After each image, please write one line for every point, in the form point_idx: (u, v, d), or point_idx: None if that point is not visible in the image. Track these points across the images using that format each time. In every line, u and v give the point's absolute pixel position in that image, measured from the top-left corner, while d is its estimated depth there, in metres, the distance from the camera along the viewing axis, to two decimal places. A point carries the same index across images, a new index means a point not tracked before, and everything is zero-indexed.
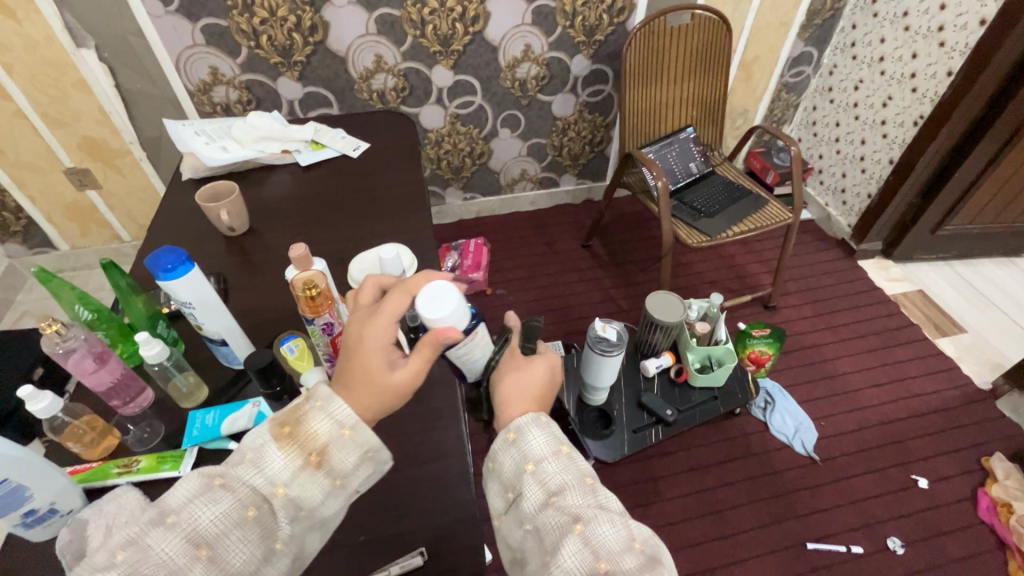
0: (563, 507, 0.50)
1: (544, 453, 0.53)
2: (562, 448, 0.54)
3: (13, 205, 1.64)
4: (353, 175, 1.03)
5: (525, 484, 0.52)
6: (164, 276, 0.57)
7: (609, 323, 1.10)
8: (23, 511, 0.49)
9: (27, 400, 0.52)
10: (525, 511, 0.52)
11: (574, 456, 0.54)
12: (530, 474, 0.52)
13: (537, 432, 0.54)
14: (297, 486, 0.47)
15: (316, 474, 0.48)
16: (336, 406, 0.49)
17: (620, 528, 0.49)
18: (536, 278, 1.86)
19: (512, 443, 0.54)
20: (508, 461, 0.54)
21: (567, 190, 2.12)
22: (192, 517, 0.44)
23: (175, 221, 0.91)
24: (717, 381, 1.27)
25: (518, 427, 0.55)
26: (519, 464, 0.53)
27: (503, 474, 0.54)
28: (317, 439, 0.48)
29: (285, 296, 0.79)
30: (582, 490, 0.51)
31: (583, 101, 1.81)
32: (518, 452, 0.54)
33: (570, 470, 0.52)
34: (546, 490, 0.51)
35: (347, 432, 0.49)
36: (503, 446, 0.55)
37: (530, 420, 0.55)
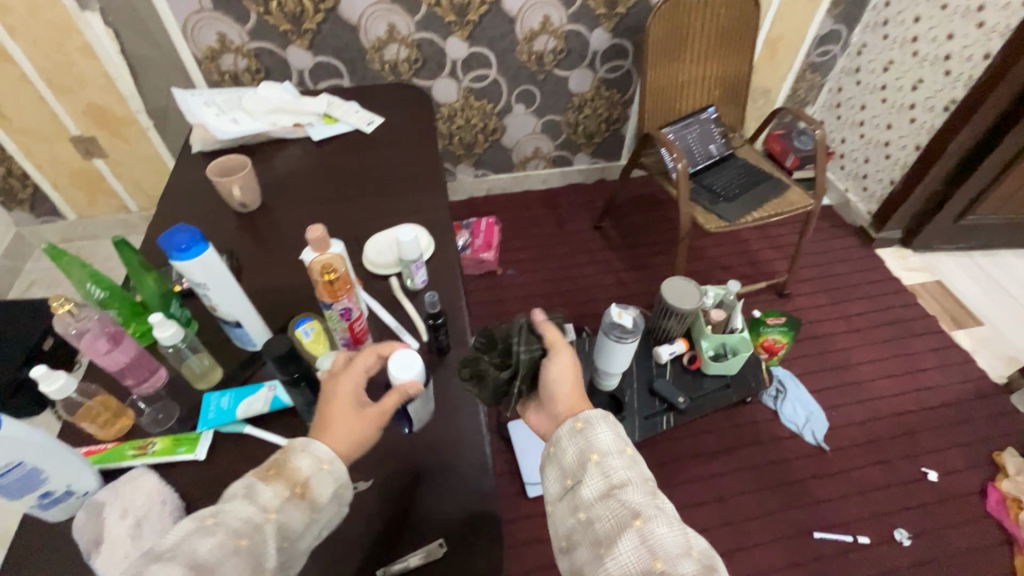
0: (623, 499, 0.49)
1: (611, 448, 0.53)
2: (628, 450, 0.53)
3: (20, 172, 1.62)
4: (366, 151, 1.00)
5: (588, 472, 0.52)
6: (178, 256, 0.55)
7: (625, 310, 1.08)
8: (39, 493, 0.49)
9: (39, 379, 0.51)
10: (581, 499, 0.51)
11: (638, 459, 0.53)
12: (594, 464, 0.52)
13: (606, 428, 0.54)
14: (287, 517, 0.45)
15: (301, 508, 0.46)
16: (315, 444, 0.48)
17: (678, 532, 0.47)
18: (547, 259, 1.83)
19: (580, 431, 0.54)
20: (572, 449, 0.54)
21: (581, 169, 2.07)
22: (187, 549, 0.40)
23: (185, 196, 0.88)
24: (730, 370, 1.25)
25: (586, 417, 0.55)
26: (583, 453, 0.53)
27: (564, 460, 0.54)
28: (300, 470, 0.46)
29: (298, 276, 0.77)
30: (644, 489, 0.50)
31: (601, 77, 1.75)
32: (584, 441, 0.54)
33: (633, 469, 0.52)
34: (607, 483, 0.51)
35: (326, 466, 0.47)
36: (569, 434, 0.54)
37: (598, 415, 0.55)
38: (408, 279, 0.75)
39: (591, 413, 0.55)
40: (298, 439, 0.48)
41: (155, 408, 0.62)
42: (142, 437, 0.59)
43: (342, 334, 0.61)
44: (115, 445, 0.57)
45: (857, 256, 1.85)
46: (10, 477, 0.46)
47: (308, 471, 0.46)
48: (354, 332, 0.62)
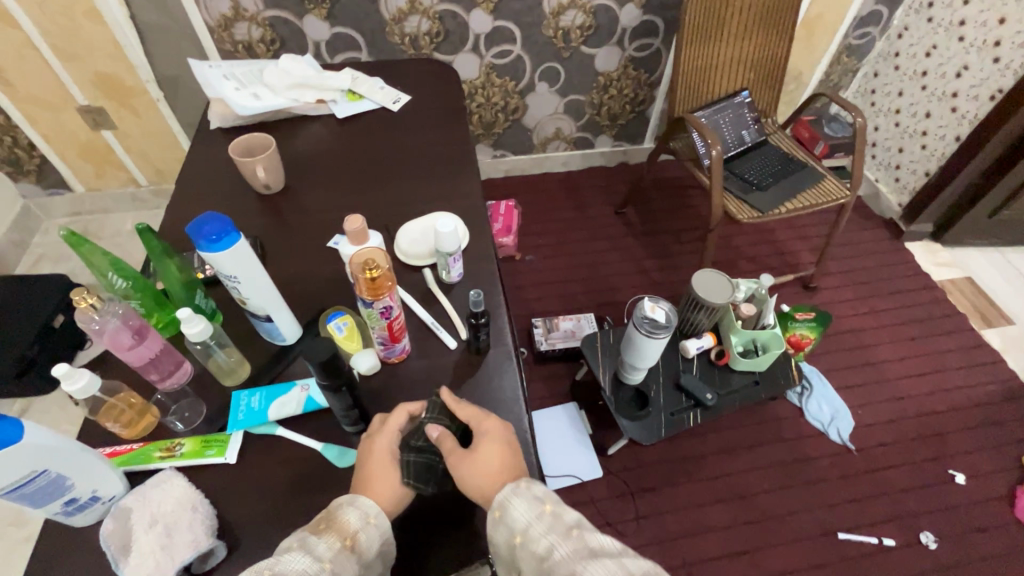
0: (557, 573, 0.45)
1: (528, 521, 0.48)
2: (545, 507, 0.48)
3: (26, 142, 1.56)
4: (393, 131, 0.94)
5: (521, 558, 0.47)
6: (207, 246, 0.51)
7: (657, 304, 1.06)
8: (63, 500, 0.46)
9: (62, 378, 0.48)
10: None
11: (561, 510, 0.49)
12: (520, 548, 0.47)
13: (517, 499, 0.48)
14: (340, 568, 0.44)
15: (351, 560, 0.45)
16: (362, 500, 0.48)
17: (615, 569, 0.43)
18: (566, 245, 1.78)
19: (497, 521, 0.48)
20: (501, 540, 0.49)
21: (602, 151, 2.00)
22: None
23: (204, 175, 0.84)
24: (759, 366, 1.22)
25: (498, 502, 0.48)
26: (508, 540, 0.48)
27: (502, 553, 0.49)
28: (349, 522, 0.47)
29: (326, 265, 0.73)
30: (571, 546, 0.46)
31: (629, 55, 1.68)
32: (504, 528, 0.48)
33: (553, 528, 0.47)
34: (538, 557, 0.46)
35: (373, 519, 0.47)
36: (491, 526, 0.49)
37: (509, 491, 0.49)
38: (444, 272, 0.71)
39: (503, 494, 0.49)
40: (343, 495, 0.49)
41: (181, 406, 0.59)
42: (169, 436, 0.56)
43: (380, 332, 0.57)
44: (141, 445, 0.54)
45: (885, 250, 1.79)
46: (34, 486, 0.43)
47: (357, 525, 0.47)
48: (393, 330, 0.58)
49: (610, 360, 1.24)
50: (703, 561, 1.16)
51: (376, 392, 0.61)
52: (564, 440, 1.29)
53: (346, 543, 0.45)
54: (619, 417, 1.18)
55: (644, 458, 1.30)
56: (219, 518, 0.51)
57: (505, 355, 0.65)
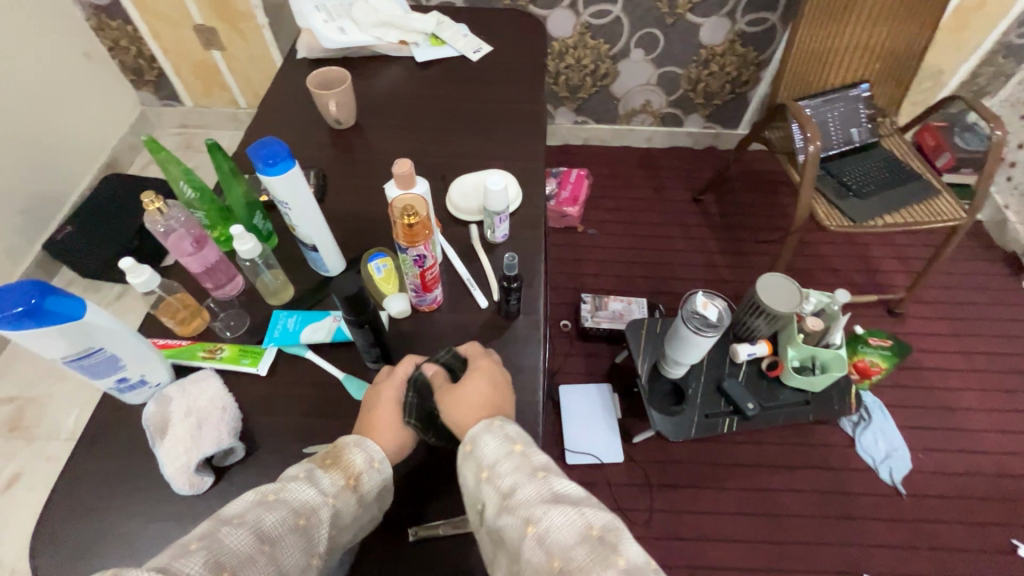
0: (517, 508, 0.45)
1: (497, 458, 0.48)
2: (515, 447, 0.49)
3: (149, 54, 1.70)
4: (468, 81, 0.93)
5: (484, 493, 0.47)
6: (265, 169, 0.53)
7: (712, 301, 1.00)
8: (117, 377, 0.52)
9: (127, 271, 0.53)
10: (488, 521, 0.47)
11: (531, 452, 0.49)
12: (485, 483, 0.47)
13: (489, 437, 0.49)
14: (341, 505, 0.47)
15: (353, 499, 0.48)
16: (368, 443, 0.51)
17: (573, 518, 0.43)
18: (634, 225, 1.71)
19: (468, 455, 0.49)
20: (466, 473, 0.49)
21: (691, 132, 1.89)
22: (254, 518, 0.43)
23: (285, 104, 0.87)
24: (813, 386, 1.14)
25: (472, 436, 0.50)
26: (475, 474, 0.49)
27: (465, 486, 0.50)
28: (354, 464, 0.49)
29: (379, 207, 0.75)
30: (535, 486, 0.46)
31: (739, 29, 1.55)
32: (473, 463, 0.49)
33: (521, 468, 0.48)
34: (500, 494, 0.47)
35: (377, 463, 0.50)
36: (461, 458, 0.50)
37: (481, 428, 0.50)
38: (489, 231, 0.70)
39: (475, 430, 0.50)
40: (350, 436, 0.51)
41: (228, 315, 0.63)
42: (214, 340, 0.61)
43: (412, 280, 0.58)
44: (189, 343, 0.59)
45: (998, 286, 1.57)
46: (93, 359, 0.49)
47: (362, 467, 0.49)
48: (425, 281, 0.59)
49: (652, 349, 1.20)
50: (709, 568, 1.14)
51: (403, 336, 0.63)
52: (591, 420, 1.28)
53: (349, 482, 0.48)
54: (650, 407, 1.16)
55: (671, 454, 1.27)
56: (244, 424, 0.56)
57: (534, 324, 0.64)
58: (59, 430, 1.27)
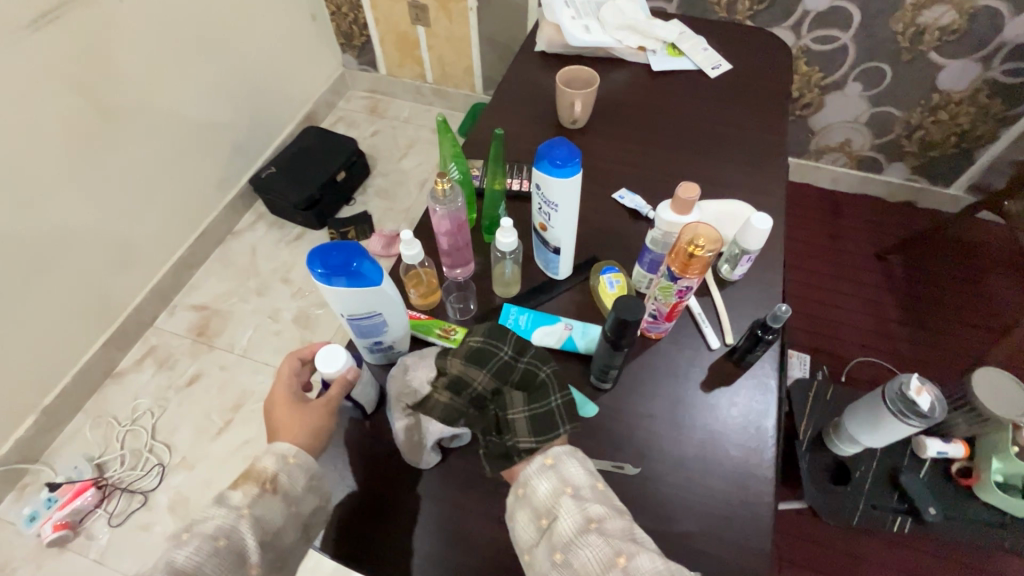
0: (606, 537, 0.42)
1: (582, 482, 0.46)
2: (599, 483, 0.47)
3: (362, 21, 1.84)
4: (701, 98, 0.89)
5: (563, 510, 0.44)
6: (555, 171, 0.53)
7: (926, 387, 0.87)
8: (375, 339, 0.55)
9: (402, 242, 0.56)
10: (559, 542, 0.43)
11: (609, 490, 0.47)
12: (568, 500, 0.45)
13: (576, 462, 0.47)
14: (259, 512, 0.47)
15: (274, 500, 0.48)
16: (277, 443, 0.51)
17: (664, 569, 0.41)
18: (803, 271, 1.57)
19: (549, 468, 0.46)
20: (542, 487, 0.46)
21: (890, 181, 1.68)
22: (164, 562, 0.43)
23: (518, 94, 0.89)
24: (1017, 511, 0.96)
25: (555, 453, 0.47)
26: (554, 489, 0.46)
27: (534, 499, 0.46)
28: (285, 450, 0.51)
29: (605, 216, 0.73)
30: (621, 525, 0.44)
31: (991, 78, 1.35)
32: (555, 478, 0.46)
33: (605, 501, 0.45)
34: (584, 517, 0.44)
35: (295, 453, 0.50)
36: (538, 470, 0.46)
37: (565, 447, 0.48)
38: (726, 266, 0.66)
39: (560, 449, 0.48)
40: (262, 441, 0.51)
41: (459, 297, 0.65)
42: (444, 319, 0.63)
43: (660, 307, 0.56)
44: (427, 317, 0.62)
45: None
46: (367, 322, 0.52)
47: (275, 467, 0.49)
48: (671, 312, 0.57)
49: (821, 416, 1.09)
50: None
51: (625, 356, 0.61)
52: None
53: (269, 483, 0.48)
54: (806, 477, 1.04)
55: (809, 532, 1.15)
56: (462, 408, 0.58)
57: (767, 381, 0.59)
58: (234, 344, 1.43)
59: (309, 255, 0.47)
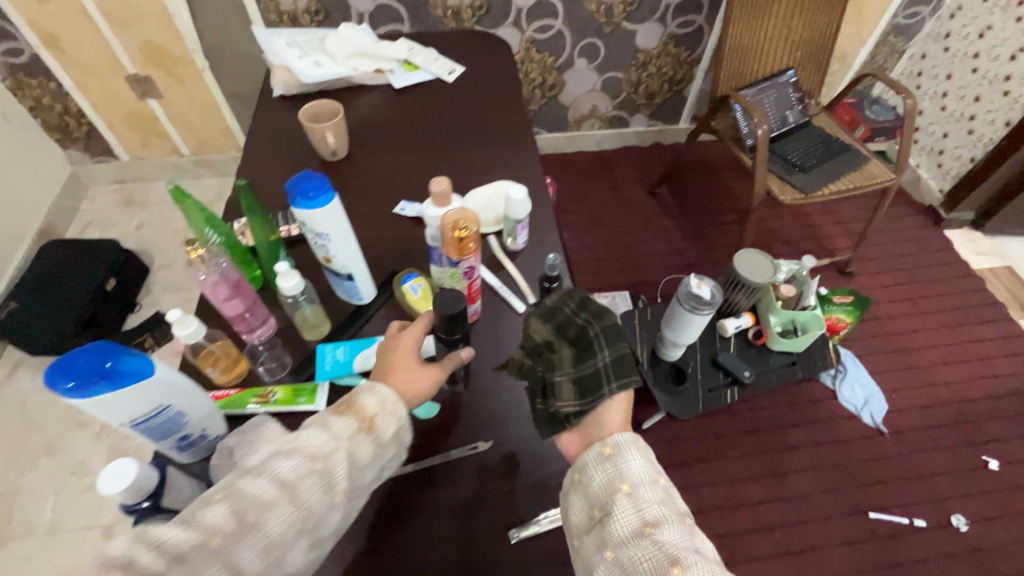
0: (659, 540, 0.43)
1: (643, 477, 0.48)
2: (660, 479, 0.48)
3: (76, 110, 1.61)
4: (448, 101, 0.96)
5: (618, 503, 0.46)
6: (305, 204, 0.54)
7: (703, 281, 1.06)
8: (179, 435, 0.49)
9: (173, 323, 0.50)
10: (612, 536, 0.45)
11: (671, 491, 0.48)
12: (625, 495, 0.46)
13: (636, 457, 0.49)
14: (247, 534, 0.40)
15: (264, 527, 0.41)
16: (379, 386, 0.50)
17: None
18: (601, 224, 1.79)
19: (607, 457, 0.49)
20: (601, 476, 0.48)
21: (637, 130, 1.99)
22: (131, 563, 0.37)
23: (272, 141, 0.86)
24: (797, 347, 1.23)
25: (615, 443, 0.50)
26: (613, 482, 0.48)
27: (591, 489, 0.48)
28: (366, 409, 0.48)
29: (396, 230, 0.76)
30: (679, 527, 0.45)
31: (670, 32, 1.68)
32: (614, 470, 0.48)
33: (664, 500, 0.47)
34: (639, 515, 0.45)
35: (364, 426, 0.47)
36: (598, 459, 0.49)
37: (628, 439, 0.50)
38: (510, 239, 0.73)
39: (621, 438, 0.50)
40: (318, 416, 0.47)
41: (269, 356, 0.62)
42: (259, 384, 0.59)
43: (459, 293, 0.60)
44: (238, 391, 0.57)
45: (926, 237, 1.75)
46: (158, 420, 0.46)
47: (295, 476, 0.43)
48: (471, 292, 0.61)
49: (649, 335, 1.25)
50: (733, 534, 1.19)
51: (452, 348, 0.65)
52: None
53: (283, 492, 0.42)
54: (655, 391, 1.21)
55: (679, 434, 1.32)
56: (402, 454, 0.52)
57: None
58: (33, 525, 1.15)
59: (45, 373, 0.40)
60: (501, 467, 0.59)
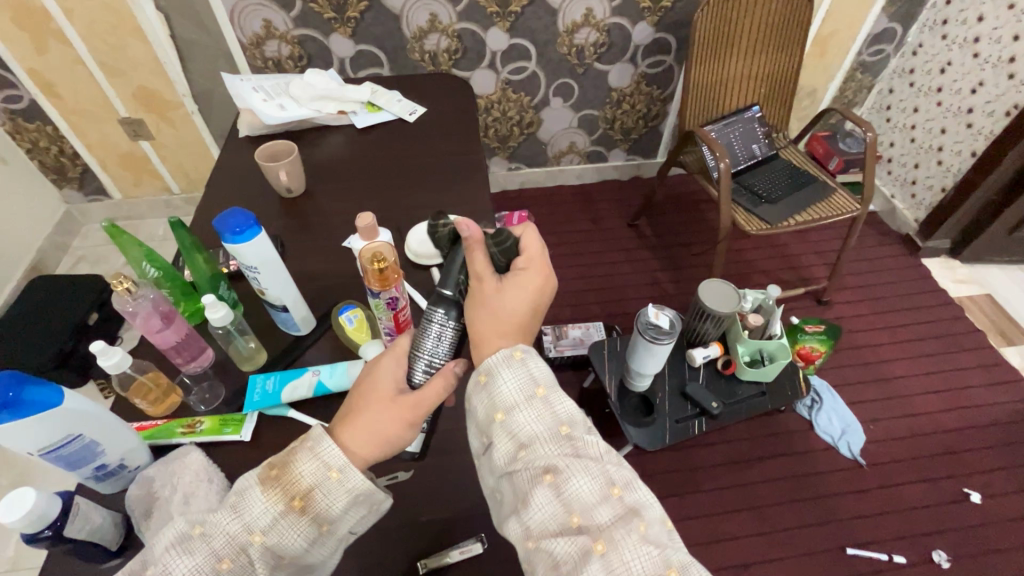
0: (533, 459, 0.45)
1: (515, 398, 0.48)
2: (538, 391, 0.48)
3: (71, 151, 1.68)
4: (407, 140, 1.00)
5: (496, 433, 0.48)
6: (231, 238, 0.56)
7: (662, 311, 1.08)
8: (95, 465, 0.50)
9: (97, 355, 0.53)
10: (496, 461, 0.47)
11: (553, 400, 0.49)
12: (498, 423, 0.48)
13: (508, 375, 0.49)
14: None
15: None
16: (329, 445, 0.46)
17: (594, 477, 0.44)
18: (579, 256, 1.81)
19: (483, 385, 0.50)
20: (481, 405, 0.50)
21: (616, 165, 2.04)
22: None
23: (233, 180, 0.90)
24: (766, 376, 1.22)
25: (487, 368, 0.50)
26: (489, 410, 0.49)
27: (476, 419, 0.50)
28: (303, 481, 0.45)
29: (343, 263, 0.78)
30: (556, 440, 0.46)
31: (642, 71, 1.74)
32: (488, 396, 0.49)
33: (541, 413, 0.48)
34: (516, 440, 0.47)
35: (296, 505, 0.45)
36: (475, 389, 0.50)
37: (502, 359, 0.50)
38: None
39: (492, 361, 0.50)
40: (246, 491, 0.45)
41: (203, 388, 0.63)
42: (191, 415, 0.61)
43: (387, 323, 0.63)
44: (165, 422, 0.59)
45: (902, 265, 1.75)
46: (69, 449, 0.47)
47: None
48: (399, 322, 0.64)
49: (617, 366, 1.26)
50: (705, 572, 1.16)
51: None
52: None
53: None
54: (625, 423, 1.19)
55: (651, 466, 1.30)
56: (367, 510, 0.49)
57: None
58: None
59: None
60: (421, 498, 0.59)
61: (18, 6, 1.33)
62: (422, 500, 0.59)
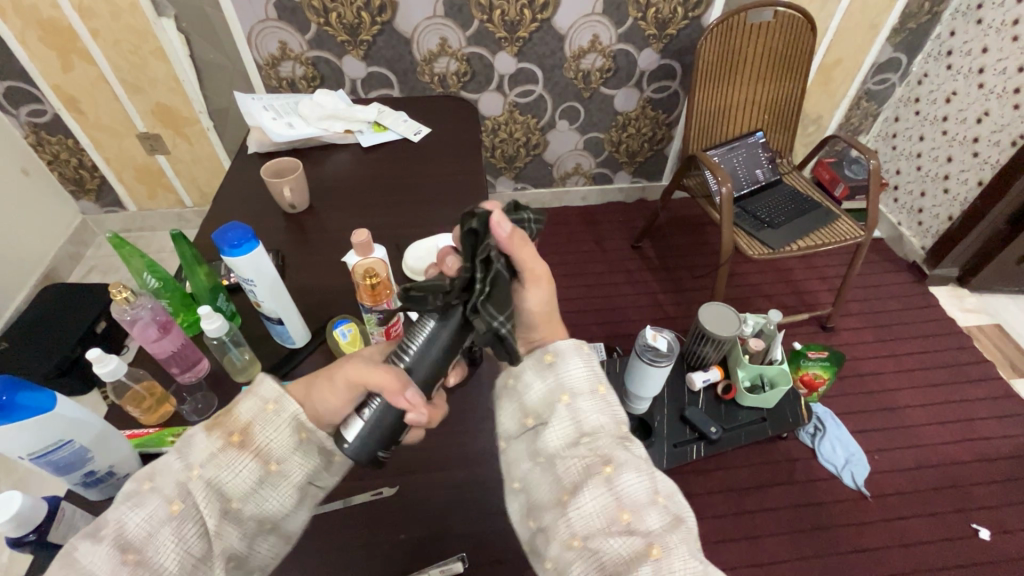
0: (593, 449, 0.46)
1: (582, 386, 0.49)
2: (602, 387, 0.50)
3: (90, 164, 1.74)
4: (410, 159, 1.02)
5: (555, 415, 0.48)
6: (230, 252, 0.58)
7: (661, 334, 1.09)
8: (83, 471, 0.51)
9: (93, 362, 0.54)
10: (548, 444, 0.48)
11: (612, 399, 0.50)
12: (563, 406, 0.48)
13: (577, 362, 0.50)
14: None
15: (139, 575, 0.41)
16: (263, 384, 0.48)
17: (646, 482, 0.45)
18: (582, 276, 1.82)
19: (549, 365, 0.50)
20: (538, 386, 0.50)
21: (621, 187, 2.06)
22: None
23: (239, 195, 0.92)
24: (766, 403, 1.21)
25: (557, 350, 0.50)
26: (552, 390, 0.49)
27: (527, 399, 0.50)
28: (241, 418, 0.46)
29: (340, 278, 0.80)
30: (614, 436, 0.47)
31: (647, 96, 1.76)
32: (553, 376, 0.49)
33: (600, 405, 0.49)
34: (576, 427, 0.47)
35: (236, 440, 0.45)
36: (536, 367, 0.50)
37: (571, 347, 0.51)
38: None
39: (564, 346, 0.50)
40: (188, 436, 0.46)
41: (196, 399, 0.64)
42: (182, 425, 0.62)
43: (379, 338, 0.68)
44: (156, 431, 0.60)
45: (909, 293, 1.74)
46: (59, 454, 0.48)
47: (149, 526, 0.42)
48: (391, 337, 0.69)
49: (615, 387, 1.25)
50: None
51: None
52: None
53: (128, 558, 0.41)
54: None
55: None
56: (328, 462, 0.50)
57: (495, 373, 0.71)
58: None
59: None
60: (404, 515, 0.59)
61: (47, 25, 1.39)
62: (406, 518, 0.59)
